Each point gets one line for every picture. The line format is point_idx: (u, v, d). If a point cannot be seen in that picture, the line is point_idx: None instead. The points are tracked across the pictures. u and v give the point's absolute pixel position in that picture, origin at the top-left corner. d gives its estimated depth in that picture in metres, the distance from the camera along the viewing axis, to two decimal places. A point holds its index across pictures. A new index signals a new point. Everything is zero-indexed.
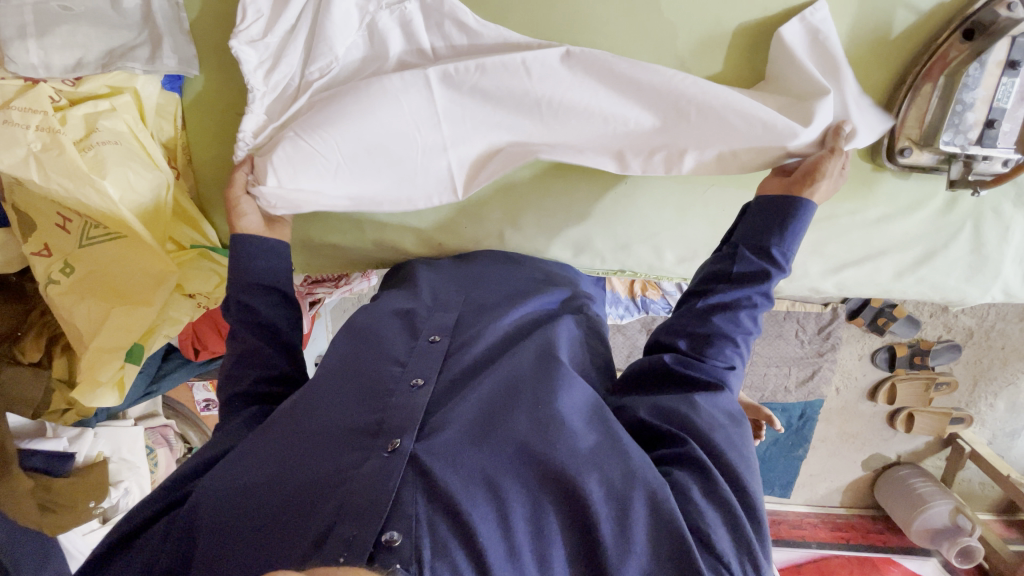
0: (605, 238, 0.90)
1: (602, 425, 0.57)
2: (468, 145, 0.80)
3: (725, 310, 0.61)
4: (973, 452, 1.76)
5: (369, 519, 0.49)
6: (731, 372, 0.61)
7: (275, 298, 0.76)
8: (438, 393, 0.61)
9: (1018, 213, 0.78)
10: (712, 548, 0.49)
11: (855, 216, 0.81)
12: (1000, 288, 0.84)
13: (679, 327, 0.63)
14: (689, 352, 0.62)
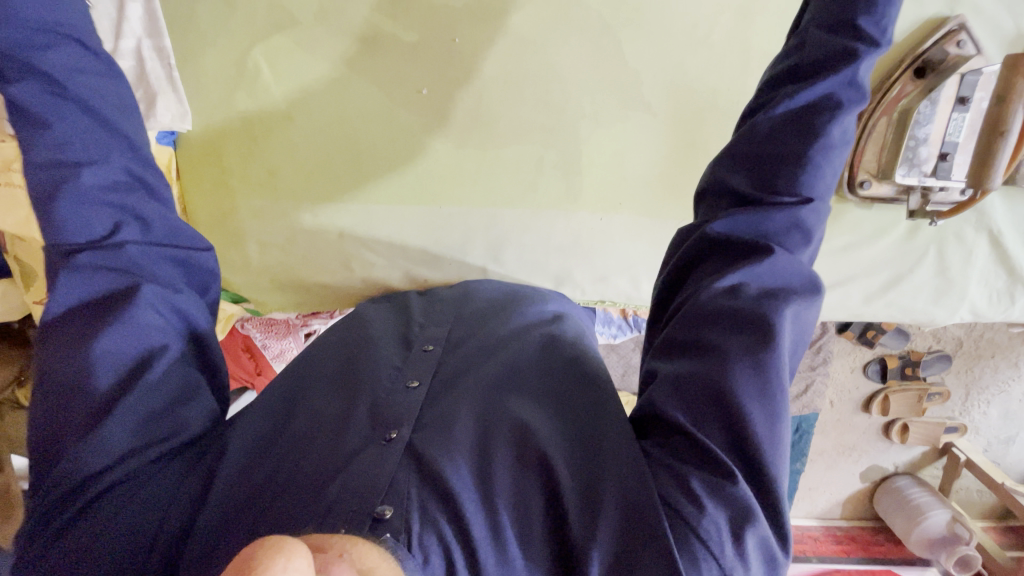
0: (584, 270, 0.93)
1: (600, 415, 0.56)
2: None
3: (801, 112, 0.46)
4: (969, 461, 1.77)
5: (366, 497, 0.49)
6: (805, 207, 0.47)
7: (105, 83, 0.55)
8: (432, 391, 0.61)
9: (980, 237, 0.81)
10: (684, 519, 0.46)
11: (823, 244, 0.84)
12: (968, 309, 0.87)
13: (743, 164, 0.49)
14: (753, 192, 0.48)
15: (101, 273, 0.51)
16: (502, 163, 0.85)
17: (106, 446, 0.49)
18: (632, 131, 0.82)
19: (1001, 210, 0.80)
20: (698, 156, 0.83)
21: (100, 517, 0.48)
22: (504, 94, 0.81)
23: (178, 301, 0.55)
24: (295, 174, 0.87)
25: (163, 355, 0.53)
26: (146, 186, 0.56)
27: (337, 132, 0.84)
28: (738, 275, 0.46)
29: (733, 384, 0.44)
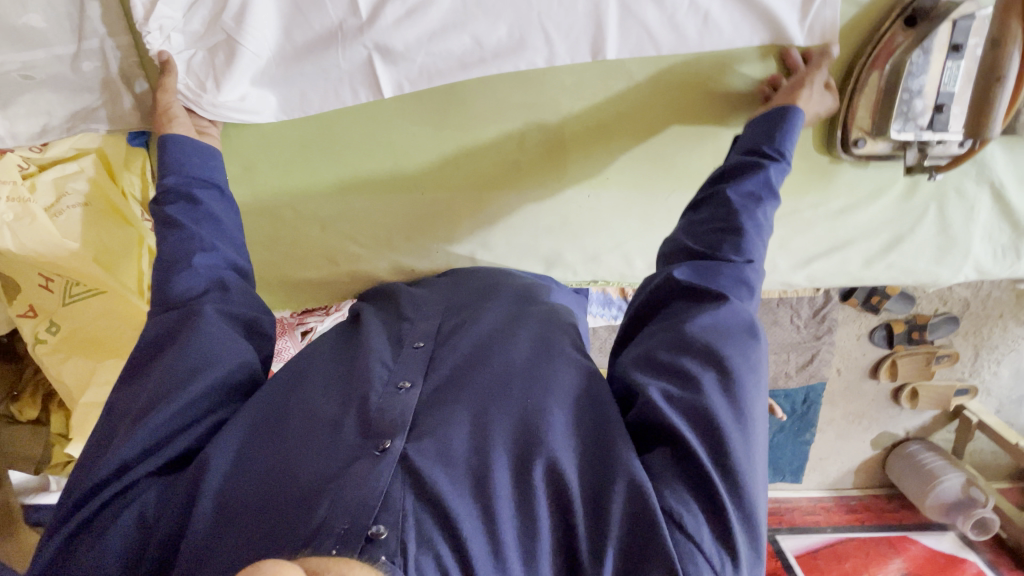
0: (575, 250, 0.91)
1: (588, 417, 0.58)
2: (396, 67, 0.74)
3: (740, 199, 0.60)
4: (981, 423, 1.75)
5: (358, 516, 0.51)
6: (750, 265, 0.57)
7: (227, 204, 0.73)
8: (425, 393, 0.62)
9: (981, 190, 0.78)
10: (681, 527, 0.49)
11: (817, 208, 0.81)
12: (973, 266, 0.84)
13: (694, 232, 0.61)
14: (702, 254, 0.59)
15: (164, 325, 0.64)
16: (485, 151, 0.83)
17: (130, 455, 0.57)
18: (614, 99, 0.79)
19: (1004, 161, 0.76)
20: (688, 122, 0.80)
21: (109, 517, 0.55)
22: (487, 91, 0.79)
23: (213, 344, 0.63)
24: (275, 168, 0.85)
25: (182, 383, 0.60)
26: (239, 272, 0.72)
27: (316, 123, 0.81)
28: (708, 316, 0.55)
29: (711, 404, 0.51)
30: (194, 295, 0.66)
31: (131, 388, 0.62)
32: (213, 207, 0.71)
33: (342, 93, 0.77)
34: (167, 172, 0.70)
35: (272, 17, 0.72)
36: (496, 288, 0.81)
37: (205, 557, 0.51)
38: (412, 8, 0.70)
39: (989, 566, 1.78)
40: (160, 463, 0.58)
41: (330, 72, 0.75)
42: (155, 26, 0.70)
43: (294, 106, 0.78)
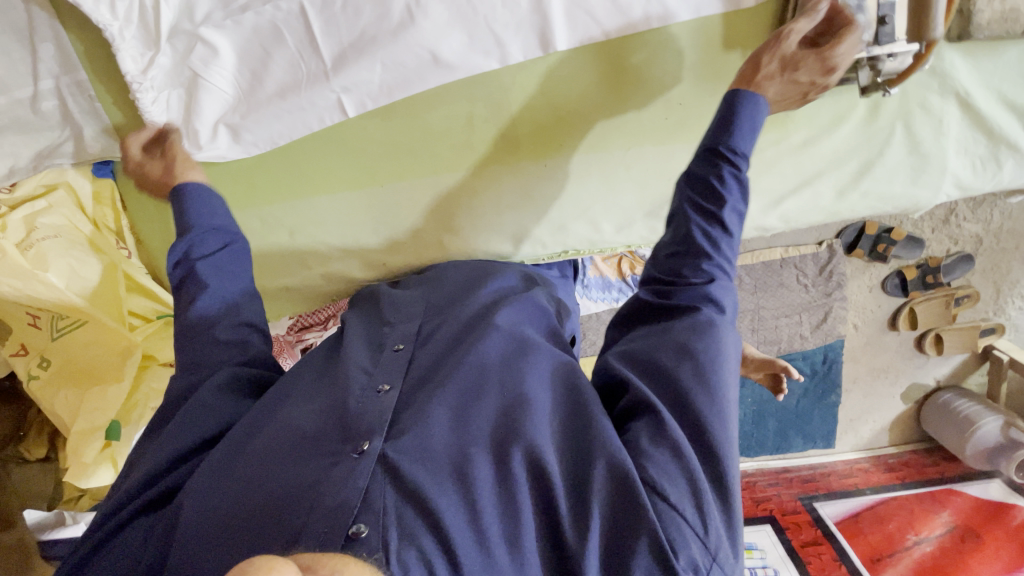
0: (540, 223, 0.87)
1: (567, 405, 0.58)
2: (358, 75, 0.79)
3: (696, 217, 0.61)
4: (1013, 361, 1.71)
5: (337, 519, 0.50)
6: (712, 284, 0.59)
7: (241, 274, 0.73)
8: (404, 396, 0.60)
9: (947, 101, 0.76)
10: (664, 497, 0.51)
11: (779, 144, 0.79)
12: (952, 182, 0.80)
13: (659, 260, 0.64)
14: (666, 280, 0.62)
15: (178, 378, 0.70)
16: (450, 161, 0.85)
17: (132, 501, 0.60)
18: (552, 68, 0.78)
19: (964, 69, 0.75)
20: (634, 76, 0.77)
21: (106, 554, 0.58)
22: (442, 108, 0.82)
23: (213, 394, 0.66)
24: (236, 180, 0.87)
25: (185, 420, 0.64)
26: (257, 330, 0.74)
27: (275, 123, 0.82)
28: (678, 327, 0.58)
29: (694, 396, 0.54)
30: (210, 343, 0.69)
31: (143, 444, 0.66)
32: (223, 262, 0.72)
33: (307, 107, 0.81)
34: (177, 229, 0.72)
35: (227, 41, 0.77)
36: (479, 281, 0.78)
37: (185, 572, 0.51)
38: (356, 19, 0.76)
39: None
40: (157, 503, 0.60)
41: (301, 65, 0.79)
42: (132, 74, 0.76)
43: (268, 124, 0.82)
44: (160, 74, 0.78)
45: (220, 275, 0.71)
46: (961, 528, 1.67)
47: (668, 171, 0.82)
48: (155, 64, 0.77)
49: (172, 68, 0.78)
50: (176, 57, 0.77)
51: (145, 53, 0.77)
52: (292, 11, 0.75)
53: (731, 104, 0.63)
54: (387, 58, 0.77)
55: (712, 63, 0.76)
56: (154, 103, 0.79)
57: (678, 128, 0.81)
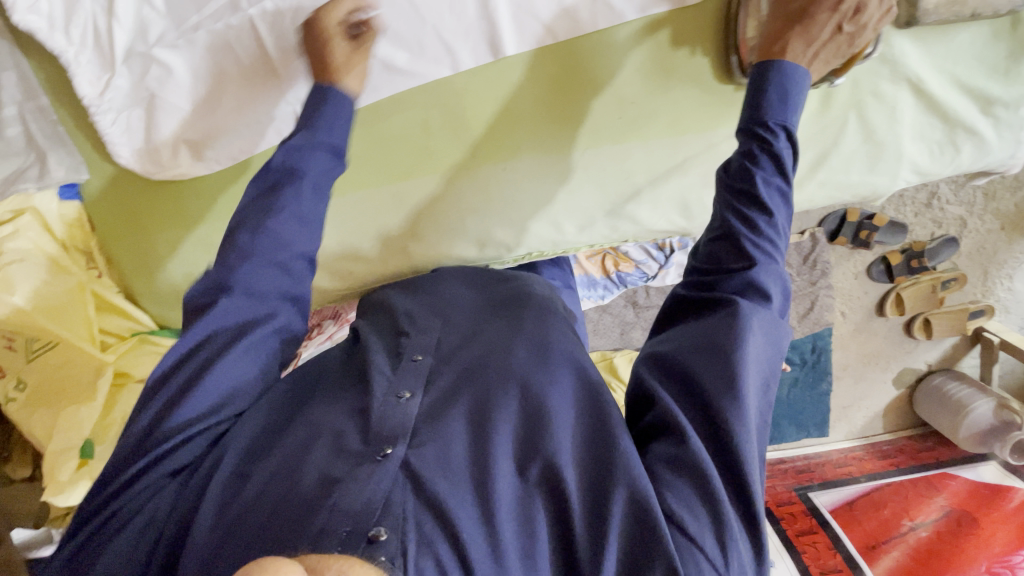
0: (503, 226, 0.88)
1: (589, 418, 0.59)
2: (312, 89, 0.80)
3: (741, 199, 0.62)
4: (1003, 342, 1.70)
5: (359, 518, 0.51)
6: (753, 270, 0.60)
7: (280, 273, 0.64)
8: (427, 404, 0.61)
9: (899, 88, 0.76)
10: (684, 529, 0.52)
11: (733, 138, 0.79)
12: (909, 168, 0.81)
13: (701, 253, 0.66)
14: (711, 269, 0.63)
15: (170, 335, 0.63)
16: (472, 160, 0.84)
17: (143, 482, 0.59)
18: (506, 72, 0.79)
19: (914, 55, 0.75)
20: (585, 76, 0.78)
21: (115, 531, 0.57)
22: (452, 101, 0.80)
23: (230, 366, 0.61)
24: (199, 199, 0.87)
25: (191, 391, 0.60)
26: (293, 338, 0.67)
27: (231, 140, 0.83)
28: (722, 317, 0.58)
29: (728, 414, 0.54)
30: (235, 322, 0.62)
31: (141, 416, 0.60)
32: (258, 211, 0.64)
33: (262, 122, 0.82)
34: (301, 125, 0.66)
35: (182, 62, 0.78)
36: (504, 288, 0.78)
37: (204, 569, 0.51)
38: (306, 34, 0.77)
39: None
40: (171, 485, 0.59)
41: (256, 81, 0.80)
42: (89, 100, 0.78)
43: (225, 141, 0.83)
44: (118, 96, 0.79)
45: (297, 224, 0.65)
46: (957, 511, 1.66)
47: (625, 170, 0.82)
48: (111, 87, 0.78)
49: (127, 91, 0.79)
50: (131, 78, 0.78)
51: (102, 77, 0.78)
52: (242, 26, 0.77)
53: (763, 73, 0.65)
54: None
55: (661, 60, 0.77)
56: (110, 126, 0.80)
57: (631, 126, 0.81)
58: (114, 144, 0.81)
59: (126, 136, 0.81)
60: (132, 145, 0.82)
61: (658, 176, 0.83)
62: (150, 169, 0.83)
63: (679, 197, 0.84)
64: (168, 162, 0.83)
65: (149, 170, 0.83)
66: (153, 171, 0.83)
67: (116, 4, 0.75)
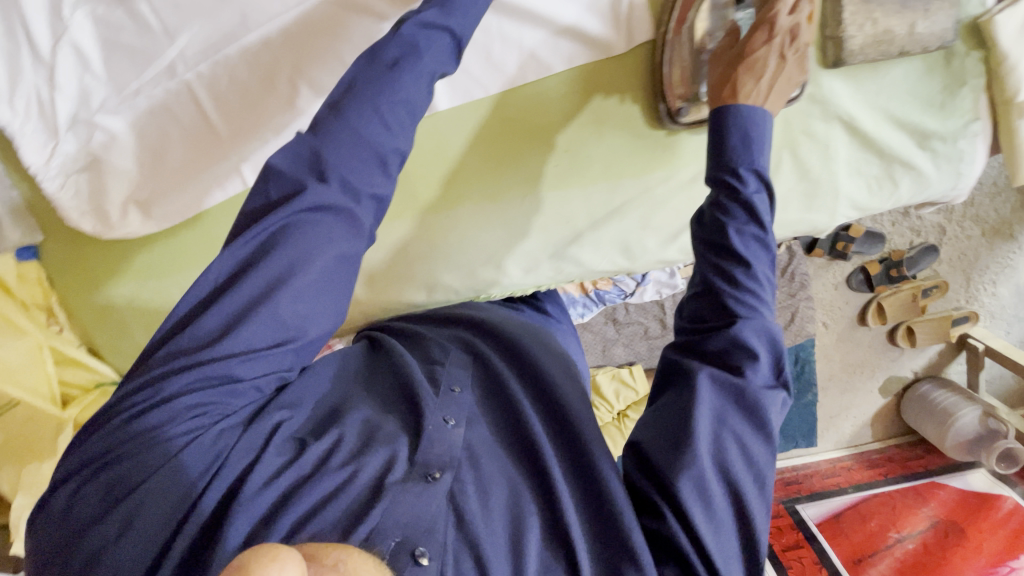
0: (449, 270, 0.87)
1: (598, 506, 0.63)
2: (254, 147, 0.82)
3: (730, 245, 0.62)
4: (988, 349, 1.67)
5: (411, 530, 0.56)
6: (738, 324, 0.60)
7: (375, 170, 0.59)
8: (468, 437, 0.65)
9: (831, 126, 0.76)
10: None
11: (668, 181, 0.80)
12: (848, 204, 0.81)
13: (687, 309, 0.67)
14: (697, 330, 0.64)
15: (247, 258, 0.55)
16: (470, 176, 0.81)
17: (187, 412, 0.53)
18: (460, 120, 0.79)
19: (846, 93, 0.74)
20: (519, 125, 0.79)
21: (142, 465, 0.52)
22: (454, 131, 0.79)
23: (289, 308, 0.56)
24: (149, 258, 0.89)
25: (259, 316, 0.54)
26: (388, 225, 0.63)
27: (177, 197, 0.84)
28: (704, 384, 0.61)
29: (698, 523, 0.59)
30: (311, 253, 0.55)
31: (197, 331, 0.53)
32: (369, 92, 0.59)
33: (205, 180, 0.83)
34: (435, 2, 0.62)
35: (126, 127, 0.81)
36: (527, 339, 0.80)
37: (265, 532, 0.53)
38: (244, 96, 0.79)
39: None
40: (215, 425, 0.56)
41: (199, 141, 0.82)
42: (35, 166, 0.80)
43: (170, 199, 0.84)
44: (65, 160, 0.81)
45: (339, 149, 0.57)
46: (944, 522, 1.65)
47: (564, 214, 0.83)
48: (58, 153, 0.80)
49: (74, 154, 0.81)
50: (79, 143, 0.81)
51: (48, 144, 0.80)
52: (180, 93, 0.79)
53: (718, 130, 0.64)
54: (280, 127, 0.80)
55: (592, 108, 0.77)
56: (58, 189, 0.81)
57: (569, 172, 0.81)
58: (62, 205, 0.82)
59: (73, 198, 0.82)
60: (80, 206, 0.83)
61: (598, 219, 0.83)
62: (97, 228, 0.84)
63: (620, 239, 0.85)
64: (115, 221, 0.84)
65: (97, 231, 0.84)
66: (100, 230, 0.84)
67: (56, 76, 0.77)
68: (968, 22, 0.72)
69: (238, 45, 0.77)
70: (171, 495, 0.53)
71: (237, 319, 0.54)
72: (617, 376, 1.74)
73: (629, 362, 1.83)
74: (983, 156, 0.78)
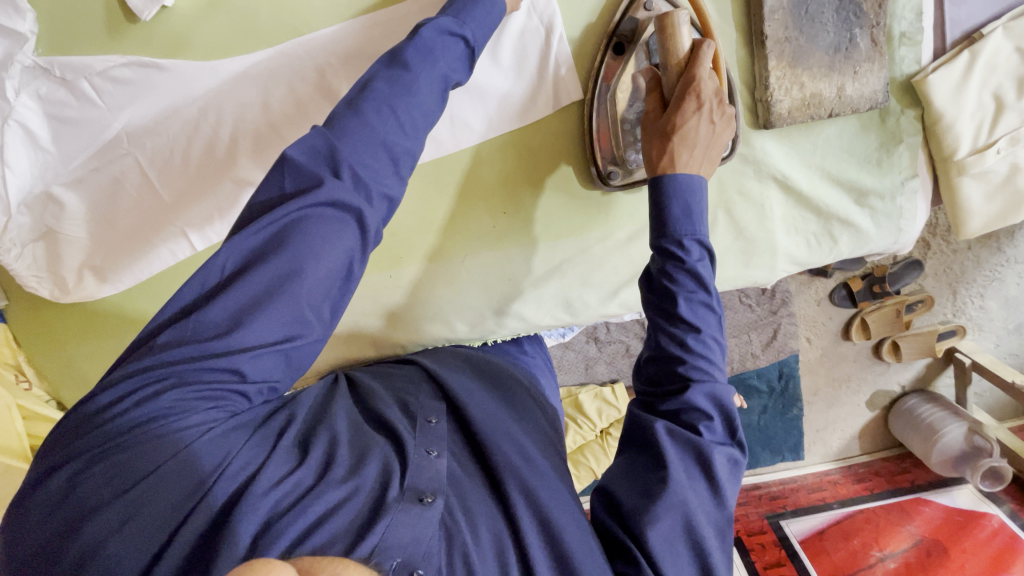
0: (396, 326, 0.87)
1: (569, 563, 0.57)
2: (196, 212, 0.83)
3: (683, 315, 0.57)
4: (975, 364, 1.60)
5: (410, 552, 0.52)
6: (689, 391, 0.56)
7: (386, 167, 0.55)
8: (450, 467, 0.61)
9: (766, 185, 0.75)
10: None
11: (606, 241, 0.83)
12: (787, 260, 0.80)
13: (640, 369, 0.62)
14: (651, 391, 0.60)
15: (249, 243, 0.51)
16: (446, 246, 0.83)
17: (199, 404, 0.50)
18: (431, 185, 0.80)
19: (779, 153, 0.73)
20: (460, 190, 0.80)
21: (149, 455, 0.48)
22: (427, 192, 0.80)
23: (307, 307, 0.52)
24: (108, 312, 0.90)
25: (275, 307, 0.50)
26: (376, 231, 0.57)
27: (132, 261, 0.86)
28: (668, 441, 0.56)
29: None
30: (320, 249, 0.51)
31: (205, 319, 0.50)
32: (386, 94, 0.56)
33: (159, 248, 0.86)
34: (448, 11, 0.62)
35: (79, 199, 0.83)
36: (499, 375, 0.78)
37: (268, 541, 0.49)
38: (186, 163, 0.81)
39: (1013, 518, 1.55)
40: (221, 423, 0.52)
41: (145, 208, 0.83)
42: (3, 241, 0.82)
43: (123, 264, 0.86)
44: (20, 232, 0.83)
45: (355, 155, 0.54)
46: (927, 541, 1.59)
47: (506, 273, 0.84)
48: (14, 225, 0.82)
49: (30, 226, 0.83)
50: (31, 215, 0.83)
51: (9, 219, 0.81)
52: (128, 165, 0.81)
53: (658, 197, 0.59)
54: (224, 190, 0.81)
55: (528, 171, 0.79)
56: (14, 259, 0.84)
57: (508, 234, 0.82)
58: (19, 273, 0.85)
59: (31, 266, 0.85)
60: (38, 272, 0.86)
61: (540, 276, 0.85)
62: (49, 292, 0.87)
63: (561, 295, 0.86)
64: (77, 288, 0.87)
65: (53, 294, 0.87)
66: (61, 293, 0.88)
67: (5, 154, 0.78)
68: (902, 79, 0.71)
69: (177, 117, 0.78)
70: (170, 493, 0.49)
71: (246, 309, 0.50)
72: (600, 395, 1.52)
73: (614, 381, 1.59)
74: (925, 212, 0.77)
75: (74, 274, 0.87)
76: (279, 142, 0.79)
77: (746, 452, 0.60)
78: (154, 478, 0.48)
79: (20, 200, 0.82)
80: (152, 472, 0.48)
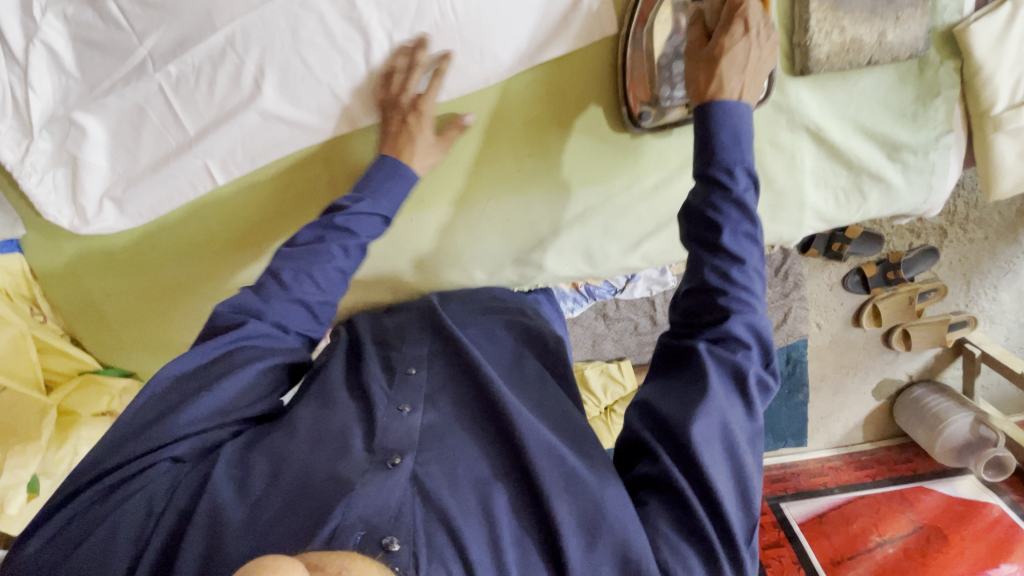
0: (413, 271, 0.87)
1: (584, 501, 0.56)
2: (216, 145, 0.82)
3: (726, 243, 0.56)
4: (985, 356, 1.58)
5: (374, 522, 0.53)
6: (731, 318, 0.56)
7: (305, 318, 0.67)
8: (426, 418, 0.63)
9: (798, 137, 0.74)
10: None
11: (631, 189, 0.82)
12: (812, 215, 0.80)
13: (676, 304, 0.62)
14: (688, 321, 0.60)
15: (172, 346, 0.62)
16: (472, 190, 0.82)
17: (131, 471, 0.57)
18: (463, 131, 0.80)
19: (814, 103, 0.72)
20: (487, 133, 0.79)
21: (91, 527, 0.55)
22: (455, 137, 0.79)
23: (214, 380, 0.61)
24: (126, 245, 0.90)
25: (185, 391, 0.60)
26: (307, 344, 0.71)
27: (152, 193, 0.86)
28: (710, 363, 0.55)
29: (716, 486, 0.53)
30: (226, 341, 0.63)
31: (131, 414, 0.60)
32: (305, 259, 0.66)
33: (179, 180, 0.85)
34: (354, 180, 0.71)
35: (100, 126, 0.82)
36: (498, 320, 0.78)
37: (218, 551, 0.52)
38: (210, 93, 0.80)
39: (1013, 508, 1.56)
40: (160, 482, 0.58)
41: (167, 137, 0.83)
42: (27, 166, 0.83)
43: (143, 197, 0.86)
44: (40, 158, 0.83)
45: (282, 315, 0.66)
46: (926, 527, 1.59)
47: (528, 221, 0.83)
48: (34, 150, 0.82)
49: (51, 153, 0.83)
50: (53, 140, 0.83)
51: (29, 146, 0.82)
52: (152, 92, 0.80)
53: (704, 123, 0.59)
54: (247, 122, 0.80)
55: (558, 114, 0.78)
56: (37, 185, 0.84)
57: (530, 179, 0.81)
58: (38, 200, 0.84)
59: (51, 194, 0.85)
60: (58, 201, 0.86)
61: (562, 224, 0.84)
62: (71, 220, 0.87)
63: (584, 245, 0.86)
64: (96, 219, 0.87)
65: (70, 224, 0.87)
66: (80, 224, 0.87)
67: (29, 76, 0.78)
68: (943, 29, 0.69)
69: (203, 44, 0.77)
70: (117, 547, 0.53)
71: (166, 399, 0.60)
72: (605, 369, 1.50)
73: (619, 358, 1.58)
74: (956, 171, 0.77)
75: (94, 205, 0.86)
76: (306, 73, 0.78)
77: (777, 381, 0.61)
78: (98, 534, 0.53)
79: (42, 125, 0.82)
80: (97, 531, 0.54)
